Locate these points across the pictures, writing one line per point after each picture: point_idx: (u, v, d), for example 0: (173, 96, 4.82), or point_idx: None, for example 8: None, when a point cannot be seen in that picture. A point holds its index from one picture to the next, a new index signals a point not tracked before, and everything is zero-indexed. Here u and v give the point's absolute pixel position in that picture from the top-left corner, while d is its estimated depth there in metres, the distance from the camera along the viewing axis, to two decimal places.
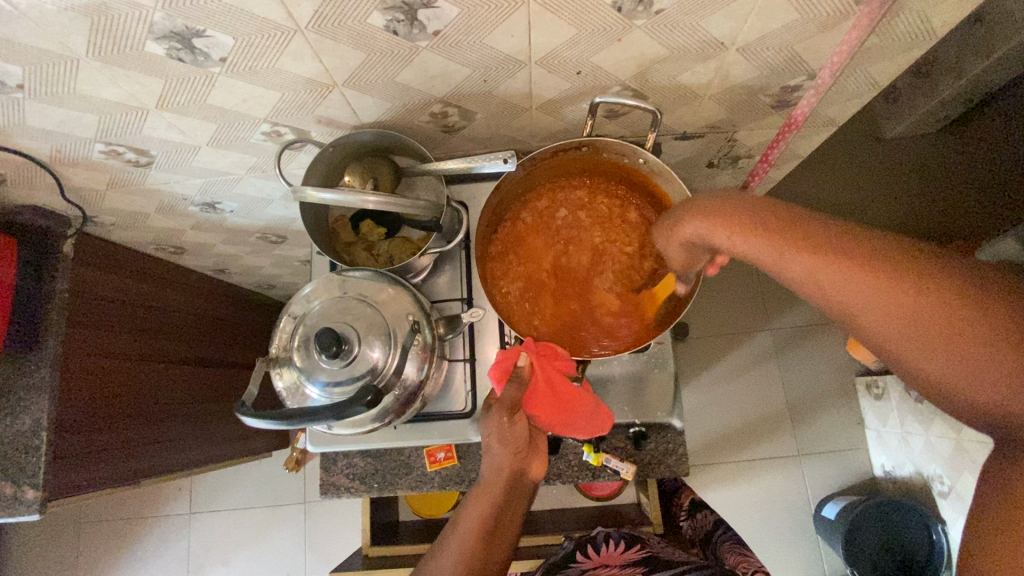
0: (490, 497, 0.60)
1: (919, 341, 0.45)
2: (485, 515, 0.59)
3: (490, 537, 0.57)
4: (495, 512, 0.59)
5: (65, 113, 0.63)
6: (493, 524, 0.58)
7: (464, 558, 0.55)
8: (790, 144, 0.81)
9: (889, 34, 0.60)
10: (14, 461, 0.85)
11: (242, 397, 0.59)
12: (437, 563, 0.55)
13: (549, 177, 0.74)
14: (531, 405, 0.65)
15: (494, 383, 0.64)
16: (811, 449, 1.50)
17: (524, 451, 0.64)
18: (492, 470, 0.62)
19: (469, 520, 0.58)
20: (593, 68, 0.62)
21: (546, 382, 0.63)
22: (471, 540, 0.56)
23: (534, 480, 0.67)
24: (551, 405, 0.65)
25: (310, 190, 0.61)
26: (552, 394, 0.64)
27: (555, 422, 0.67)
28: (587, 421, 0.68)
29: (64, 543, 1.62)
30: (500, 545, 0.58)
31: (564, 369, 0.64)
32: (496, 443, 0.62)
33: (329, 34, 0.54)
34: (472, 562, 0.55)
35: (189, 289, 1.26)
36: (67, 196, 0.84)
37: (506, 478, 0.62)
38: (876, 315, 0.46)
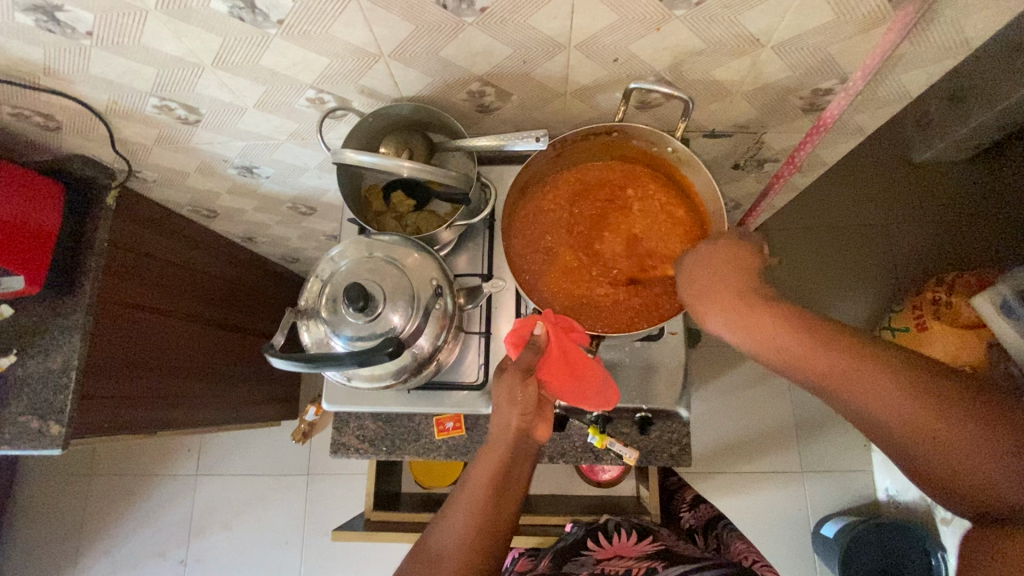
0: (498, 456, 0.62)
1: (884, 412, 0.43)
2: (494, 471, 0.60)
3: (499, 491, 0.59)
4: (502, 468, 0.61)
5: (127, 64, 0.66)
6: (502, 480, 0.60)
7: (475, 510, 0.57)
8: (817, 149, 0.82)
9: (924, 42, 0.61)
10: (44, 396, 0.89)
11: (269, 342, 0.62)
12: (448, 519, 0.57)
13: (577, 158, 0.76)
14: (544, 373, 0.66)
15: (510, 349, 0.67)
16: (815, 466, 1.49)
17: (533, 416, 0.66)
18: (500, 429, 0.64)
19: (479, 477, 0.60)
20: (629, 56, 0.64)
21: (560, 351, 0.65)
22: (481, 495, 0.58)
23: (540, 442, 0.68)
24: (564, 371, 0.66)
25: (350, 152, 0.64)
26: (567, 363, 0.66)
27: (563, 393, 0.67)
28: (594, 395, 0.70)
29: (73, 492, 1.67)
30: (510, 502, 0.60)
31: (578, 340, 0.67)
32: (507, 402, 0.64)
33: (382, 3, 0.56)
34: (483, 515, 0.56)
35: (218, 254, 1.30)
36: (116, 148, 0.88)
37: (512, 436, 0.63)
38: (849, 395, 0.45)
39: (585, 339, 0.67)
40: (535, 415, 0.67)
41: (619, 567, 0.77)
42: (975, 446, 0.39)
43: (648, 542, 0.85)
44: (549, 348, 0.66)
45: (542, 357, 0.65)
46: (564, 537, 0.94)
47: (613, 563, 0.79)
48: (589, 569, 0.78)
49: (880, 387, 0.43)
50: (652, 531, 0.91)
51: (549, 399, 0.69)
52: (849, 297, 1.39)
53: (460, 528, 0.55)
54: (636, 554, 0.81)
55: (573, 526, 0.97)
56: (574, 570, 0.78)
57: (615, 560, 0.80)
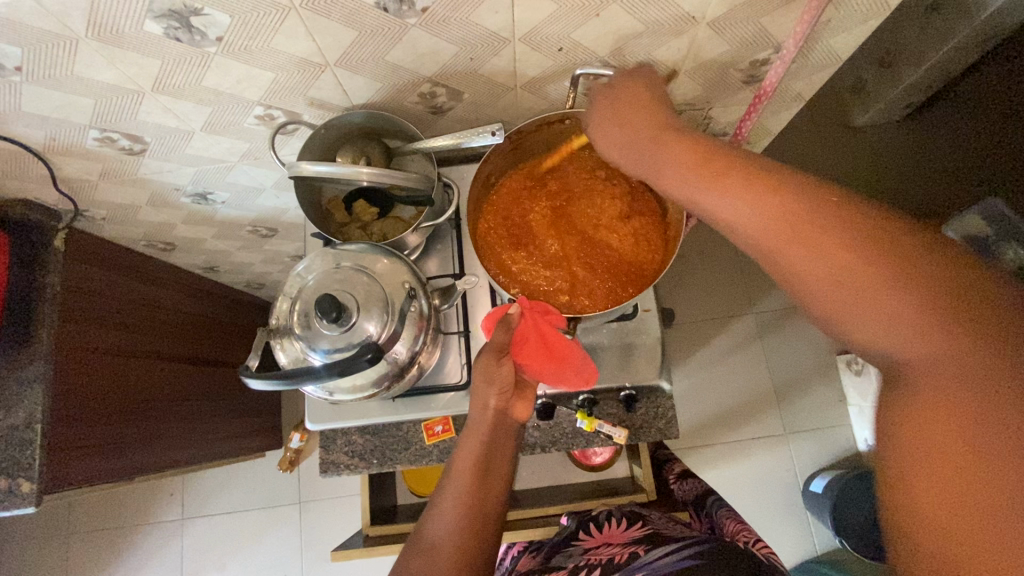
0: (478, 437, 0.65)
1: (859, 312, 0.40)
2: (476, 454, 0.63)
3: (483, 475, 0.62)
4: (483, 452, 0.64)
5: (62, 97, 0.64)
6: (484, 463, 0.63)
7: (463, 495, 0.60)
8: (761, 119, 0.86)
9: (847, 6, 0.64)
10: (8, 455, 0.84)
11: (244, 364, 0.60)
12: (436, 509, 0.60)
13: (535, 149, 0.77)
14: (520, 356, 0.67)
15: (487, 332, 0.71)
16: (797, 427, 1.54)
17: (510, 395, 0.67)
18: (477, 411, 0.66)
19: (462, 463, 0.62)
20: (573, 45, 0.66)
21: (539, 335, 0.65)
22: (466, 478, 0.61)
23: (519, 421, 0.69)
24: (542, 355, 0.67)
25: (305, 164, 0.63)
26: (543, 344, 0.66)
27: (543, 372, 0.69)
28: (573, 376, 0.71)
29: (51, 554, 1.59)
30: (496, 481, 0.63)
31: (555, 322, 0.65)
32: (484, 384, 0.66)
33: (322, 11, 0.56)
34: (470, 501, 0.60)
35: (179, 288, 1.26)
36: (60, 189, 0.85)
37: (490, 418, 0.66)
38: (821, 280, 0.41)
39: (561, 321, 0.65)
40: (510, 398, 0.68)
41: (604, 556, 0.79)
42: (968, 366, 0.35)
43: (637, 526, 0.86)
44: (523, 329, 0.66)
45: (517, 337, 0.66)
46: (560, 530, 0.96)
47: (599, 552, 0.81)
48: (577, 561, 0.81)
49: (865, 276, 0.39)
50: (642, 514, 0.91)
51: (530, 377, 0.70)
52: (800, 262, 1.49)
53: (448, 516, 0.59)
54: (624, 540, 0.82)
55: (567, 517, 0.99)
56: (562, 564, 0.82)
57: (602, 548, 0.82)
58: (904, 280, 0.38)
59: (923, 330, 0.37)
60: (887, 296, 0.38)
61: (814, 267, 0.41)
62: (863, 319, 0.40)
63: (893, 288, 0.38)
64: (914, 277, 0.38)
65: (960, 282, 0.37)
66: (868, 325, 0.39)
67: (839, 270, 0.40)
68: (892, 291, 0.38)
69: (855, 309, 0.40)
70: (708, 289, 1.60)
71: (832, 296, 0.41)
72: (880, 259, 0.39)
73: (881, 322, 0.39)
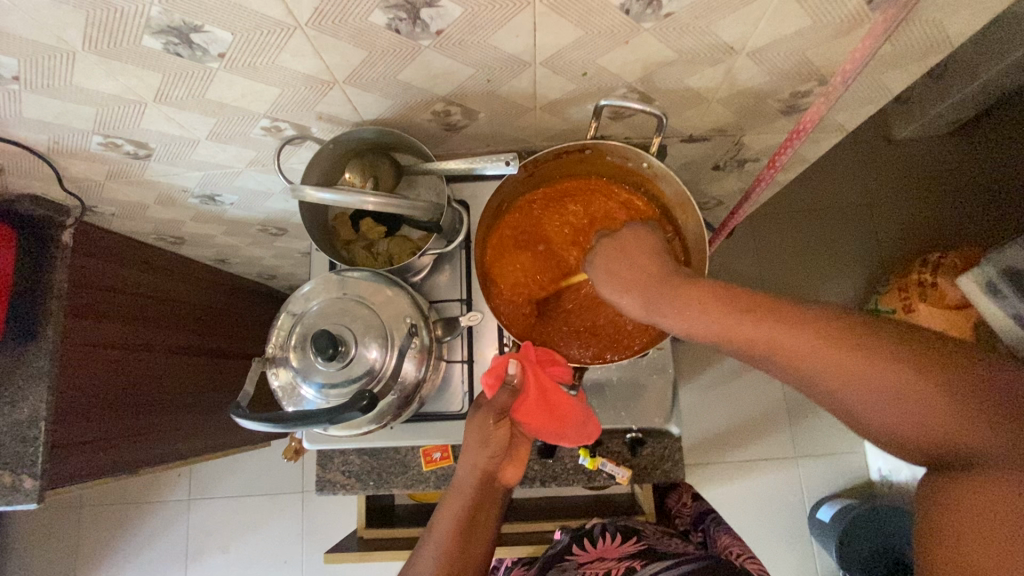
0: (465, 496, 0.66)
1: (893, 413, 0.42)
2: (461, 514, 0.65)
3: (467, 533, 0.64)
4: (468, 510, 0.65)
5: (62, 105, 0.62)
6: (468, 521, 0.64)
7: (442, 553, 0.61)
8: (797, 149, 0.80)
9: (905, 43, 0.57)
10: (13, 450, 0.85)
11: (237, 395, 0.59)
12: (417, 564, 0.61)
13: (551, 175, 0.72)
14: (521, 415, 0.68)
15: (487, 389, 0.68)
16: (808, 450, 1.50)
17: (501, 457, 0.68)
18: (466, 468, 0.67)
19: (446, 521, 0.64)
20: (599, 70, 0.61)
21: (539, 390, 0.66)
22: (449, 535, 0.63)
23: (508, 483, 0.71)
24: (542, 412, 0.67)
25: (309, 189, 0.60)
26: (545, 402, 0.67)
27: (544, 430, 0.69)
28: (575, 433, 0.70)
29: (63, 525, 1.64)
30: (479, 540, 0.64)
31: (558, 376, 0.67)
32: (478, 445, 0.67)
33: (330, 31, 0.52)
34: (451, 558, 0.61)
35: (189, 280, 1.26)
36: (66, 186, 0.83)
37: (477, 476, 0.67)
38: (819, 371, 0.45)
39: (565, 375, 0.67)
40: (504, 456, 0.70)
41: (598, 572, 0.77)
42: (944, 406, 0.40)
43: (631, 541, 0.84)
44: (526, 386, 0.67)
45: (520, 396, 0.67)
46: (554, 544, 0.93)
47: (595, 567, 0.79)
48: None
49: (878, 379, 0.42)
50: (638, 530, 0.89)
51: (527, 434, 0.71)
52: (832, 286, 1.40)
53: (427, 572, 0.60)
54: (617, 555, 0.81)
55: (562, 531, 0.96)
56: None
57: (596, 564, 0.80)
58: (913, 370, 0.41)
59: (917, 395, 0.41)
60: (905, 387, 0.41)
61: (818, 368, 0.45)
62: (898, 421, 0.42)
63: (908, 380, 0.41)
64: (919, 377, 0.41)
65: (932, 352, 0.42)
66: (891, 417, 0.42)
67: (846, 360, 0.43)
68: (908, 380, 0.41)
69: (867, 399, 0.43)
70: None
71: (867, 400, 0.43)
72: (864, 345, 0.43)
73: (921, 419, 0.41)
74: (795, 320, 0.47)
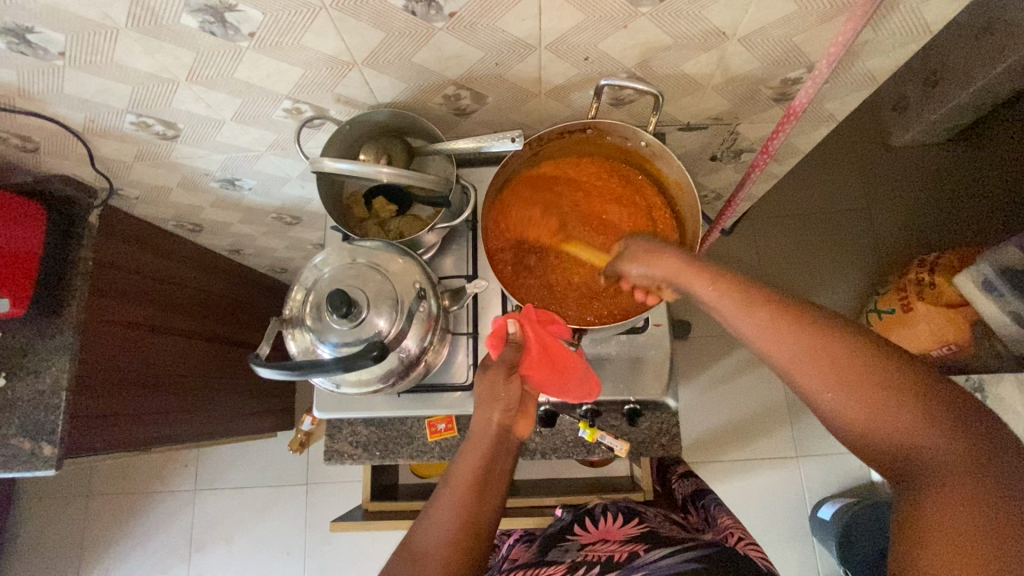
0: (479, 449, 0.66)
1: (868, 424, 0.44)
2: (475, 467, 0.64)
3: (480, 487, 0.63)
4: (483, 464, 0.65)
5: (102, 82, 0.67)
6: (482, 476, 0.64)
7: (457, 506, 0.60)
8: (790, 138, 0.84)
9: (885, 29, 0.62)
10: (35, 418, 0.88)
11: (255, 351, 0.62)
12: (431, 518, 0.60)
13: (557, 156, 0.78)
14: (526, 368, 0.71)
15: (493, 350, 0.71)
16: (809, 449, 1.51)
17: (514, 411, 0.70)
18: (482, 422, 0.68)
19: (461, 474, 0.63)
20: (600, 55, 0.65)
21: (539, 345, 0.68)
22: (464, 487, 0.62)
23: (519, 438, 0.72)
24: (546, 366, 0.70)
25: (328, 161, 0.64)
26: (547, 358, 0.69)
27: (549, 384, 0.72)
28: (577, 387, 0.73)
29: (71, 512, 1.66)
30: (492, 494, 0.64)
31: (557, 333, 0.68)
32: (489, 398, 0.70)
33: (351, 12, 0.57)
34: (467, 511, 0.60)
35: (205, 268, 1.30)
36: (96, 167, 0.88)
37: (493, 431, 0.68)
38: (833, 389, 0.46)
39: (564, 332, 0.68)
40: (516, 411, 0.72)
41: (600, 552, 0.77)
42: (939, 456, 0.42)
43: (633, 523, 0.85)
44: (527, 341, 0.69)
45: (523, 354, 0.70)
46: (554, 523, 0.95)
47: (597, 548, 0.79)
48: (573, 556, 0.79)
49: (867, 394, 0.44)
50: (639, 511, 0.90)
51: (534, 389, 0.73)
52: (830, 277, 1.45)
53: (442, 525, 0.59)
54: (621, 537, 0.81)
55: (562, 508, 0.98)
56: (558, 558, 0.79)
57: (599, 545, 0.80)
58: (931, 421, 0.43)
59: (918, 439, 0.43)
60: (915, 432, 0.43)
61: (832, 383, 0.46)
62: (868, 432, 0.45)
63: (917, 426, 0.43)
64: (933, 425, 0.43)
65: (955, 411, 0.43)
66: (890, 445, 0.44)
67: (869, 387, 0.45)
68: (921, 427, 0.43)
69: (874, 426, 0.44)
70: None
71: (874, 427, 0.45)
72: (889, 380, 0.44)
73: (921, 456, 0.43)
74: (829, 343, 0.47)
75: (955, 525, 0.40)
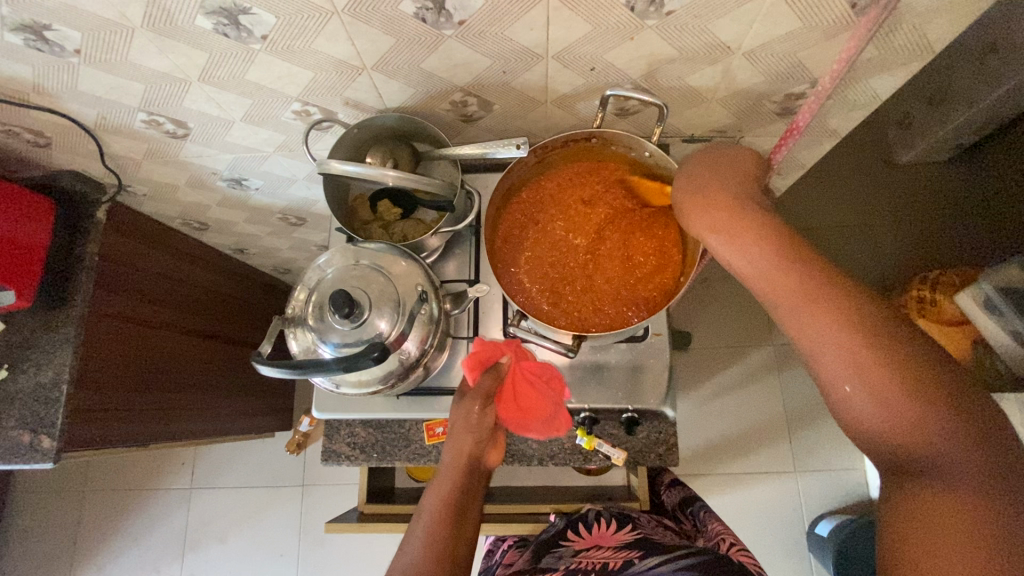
0: (450, 481, 0.67)
1: (875, 411, 0.43)
2: (447, 500, 0.64)
3: (453, 518, 0.63)
4: (454, 495, 0.65)
5: (115, 81, 0.68)
6: (455, 508, 0.64)
7: (428, 538, 0.60)
8: (793, 152, 0.84)
9: (888, 46, 0.62)
10: (35, 411, 0.89)
11: (257, 350, 0.62)
12: (404, 551, 0.59)
13: (558, 165, 0.78)
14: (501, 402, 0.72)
15: (467, 369, 0.72)
16: (808, 465, 1.50)
17: (485, 441, 0.71)
18: (453, 454, 0.69)
19: (432, 507, 0.63)
20: (606, 65, 0.66)
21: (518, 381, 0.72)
22: (437, 517, 0.62)
23: (490, 467, 0.73)
24: (519, 404, 0.72)
25: (335, 163, 0.65)
26: (521, 395, 0.72)
27: (518, 422, 0.73)
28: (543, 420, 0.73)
29: (67, 506, 1.66)
30: (464, 526, 0.63)
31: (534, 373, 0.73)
32: (463, 427, 0.70)
33: (363, 17, 0.58)
34: (439, 541, 0.60)
35: (209, 266, 1.30)
36: (106, 163, 0.89)
37: (464, 464, 0.68)
38: (847, 366, 0.43)
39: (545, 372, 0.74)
40: (487, 441, 0.73)
41: (595, 560, 0.76)
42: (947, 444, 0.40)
43: (626, 530, 0.84)
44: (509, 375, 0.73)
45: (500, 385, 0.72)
46: (548, 529, 0.95)
47: (591, 556, 0.78)
48: (567, 562, 0.78)
49: (883, 383, 0.42)
50: (632, 517, 0.90)
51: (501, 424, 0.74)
52: None
53: (413, 557, 0.58)
54: (615, 544, 0.80)
55: (558, 515, 0.98)
56: (551, 564, 0.78)
57: (593, 552, 0.79)
58: (947, 415, 0.41)
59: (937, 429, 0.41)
60: (926, 421, 0.41)
61: (844, 361, 0.44)
62: (867, 412, 0.43)
63: (932, 416, 0.41)
64: (946, 420, 0.41)
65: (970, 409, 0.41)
66: (895, 432, 0.42)
67: (882, 367, 0.42)
68: (935, 417, 0.41)
69: (888, 412, 0.42)
70: (728, 316, 1.58)
71: (885, 411, 0.42)
72: (904, 367, 0.42)
73: (925, 446, 0.41)
74: (837, 311, 0.44)
75: (954, 512, 0.40)
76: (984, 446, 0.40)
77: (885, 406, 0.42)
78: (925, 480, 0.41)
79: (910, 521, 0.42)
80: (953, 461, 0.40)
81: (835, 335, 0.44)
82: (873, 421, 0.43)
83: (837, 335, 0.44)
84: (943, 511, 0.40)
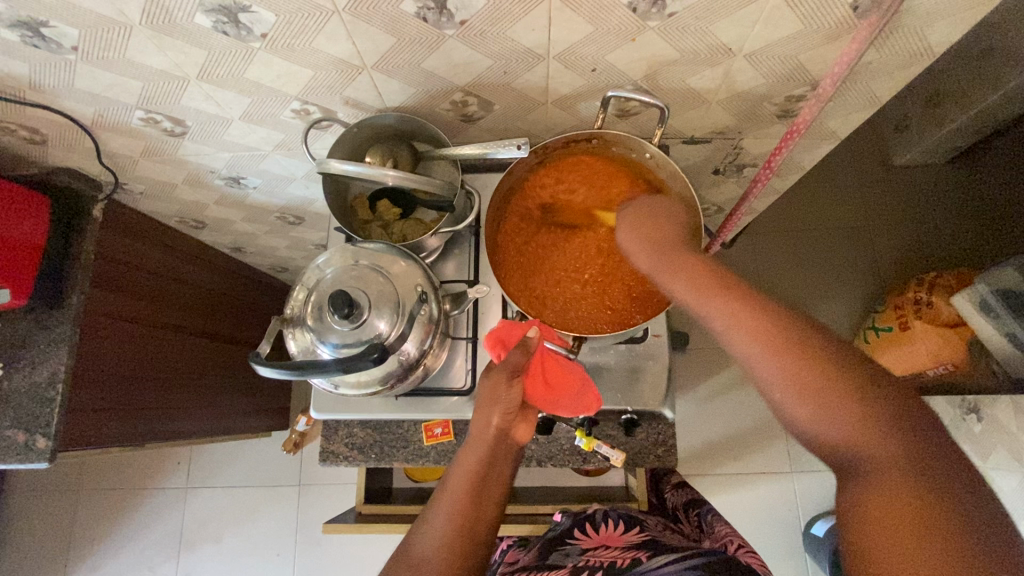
0: (476, 453, 0.67)
1: (810, 415, 0.45)
2: (474, 472, 0.65)
3: (479, 491, 0.63)
4: (482, 468, 0.65)
5: (112, 78, 0.67)
6: (481, 481, 0.64)
7: (455, 511, 0.61)
8: (793, 153, 0.85)
9: (889, 50, 0.63)
10: (30, 410, 0.88)
11: (255, 350, 0.62)
12: (430, 520, 0.61)
13: (558, 166, 0.79)
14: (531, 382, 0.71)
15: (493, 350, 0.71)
16: (804, 466, 1.50)
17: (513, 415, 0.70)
18: (480, 427, 0.68)
19: (459, 479, 0.64)
20: (607, 66, 0.66)
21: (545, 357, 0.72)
22: (464, 490, 0.63)
23: (519, 442, 0.73)
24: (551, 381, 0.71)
25: (334, 162, 0.65)
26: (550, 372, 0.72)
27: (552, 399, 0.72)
28: (574, 401, 0.73)
29: (62, 505, 1.65)
30: (491, 498, 0.64)
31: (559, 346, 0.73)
32: (489, 401, 0.69)
33: (363, 17, 0.58)
34: (465, 513, 0.61)
35: (206, 265, 1.30)
36: (102, 161, 0.89)
37: (491, 435, 0.68)
38: (777, 364, 0.47)
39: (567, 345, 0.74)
40: (516, 416, 0.72)
41: (603, 558, 0.76)
42: (882, 447, 0.42)
43: (634, 531, 0.84)
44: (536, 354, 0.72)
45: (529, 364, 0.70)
46: (552, 528, 0.95)
47: (598, 554, 0.78)
48: (575, 560, 0.78)
49: (812, 385, 0.45)
50: (639, 519, 0.90)
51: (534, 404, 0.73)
52: (830, 294, 1.45)
53: (441, 527, 0.59)
54: (622, 543, 0.80)
55: (557, 515, 0.98)
56: (560, 563, 0.78)
57: (600, 551, 0.79)
58: (878, 418, 0.43)
59: (868, 432, 0.42)
60: (862, 425, 0.43)
61: (779, 360, 0.47)
62: (777, 383, 0.46)
63: (861, 419, 0.43)
64: (878, 421, 0.42)
65: (904, 415, 0.43)
66: (834, 434, 0.44)
67: (812, 368, 0.45)
68: (871, 422, 0.43)
69: (821, 411, 0.44)
70: None
71: (820, 412, 0.44)
72: (833, 370, 0.45)
73: (861, 449, 0.42)
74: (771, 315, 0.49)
75: (905, 512, 0.39)
76: (922, 447, 0.41)
77: (819, 409, 0.44)
78: (863, 484, 0.42)
79: (854, 524, 0.41)
80: (884, 460, 0.41)
81: (763, 333, 0.48)
82: (807, 425, 0.45)
83: (767, 336, 0.48)
84: (880, 511, 0.40)
